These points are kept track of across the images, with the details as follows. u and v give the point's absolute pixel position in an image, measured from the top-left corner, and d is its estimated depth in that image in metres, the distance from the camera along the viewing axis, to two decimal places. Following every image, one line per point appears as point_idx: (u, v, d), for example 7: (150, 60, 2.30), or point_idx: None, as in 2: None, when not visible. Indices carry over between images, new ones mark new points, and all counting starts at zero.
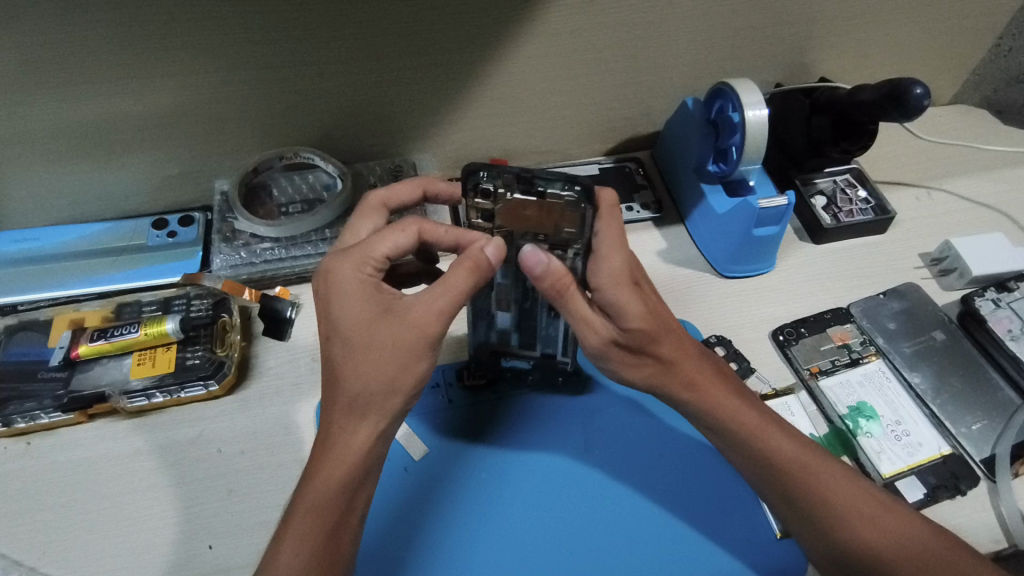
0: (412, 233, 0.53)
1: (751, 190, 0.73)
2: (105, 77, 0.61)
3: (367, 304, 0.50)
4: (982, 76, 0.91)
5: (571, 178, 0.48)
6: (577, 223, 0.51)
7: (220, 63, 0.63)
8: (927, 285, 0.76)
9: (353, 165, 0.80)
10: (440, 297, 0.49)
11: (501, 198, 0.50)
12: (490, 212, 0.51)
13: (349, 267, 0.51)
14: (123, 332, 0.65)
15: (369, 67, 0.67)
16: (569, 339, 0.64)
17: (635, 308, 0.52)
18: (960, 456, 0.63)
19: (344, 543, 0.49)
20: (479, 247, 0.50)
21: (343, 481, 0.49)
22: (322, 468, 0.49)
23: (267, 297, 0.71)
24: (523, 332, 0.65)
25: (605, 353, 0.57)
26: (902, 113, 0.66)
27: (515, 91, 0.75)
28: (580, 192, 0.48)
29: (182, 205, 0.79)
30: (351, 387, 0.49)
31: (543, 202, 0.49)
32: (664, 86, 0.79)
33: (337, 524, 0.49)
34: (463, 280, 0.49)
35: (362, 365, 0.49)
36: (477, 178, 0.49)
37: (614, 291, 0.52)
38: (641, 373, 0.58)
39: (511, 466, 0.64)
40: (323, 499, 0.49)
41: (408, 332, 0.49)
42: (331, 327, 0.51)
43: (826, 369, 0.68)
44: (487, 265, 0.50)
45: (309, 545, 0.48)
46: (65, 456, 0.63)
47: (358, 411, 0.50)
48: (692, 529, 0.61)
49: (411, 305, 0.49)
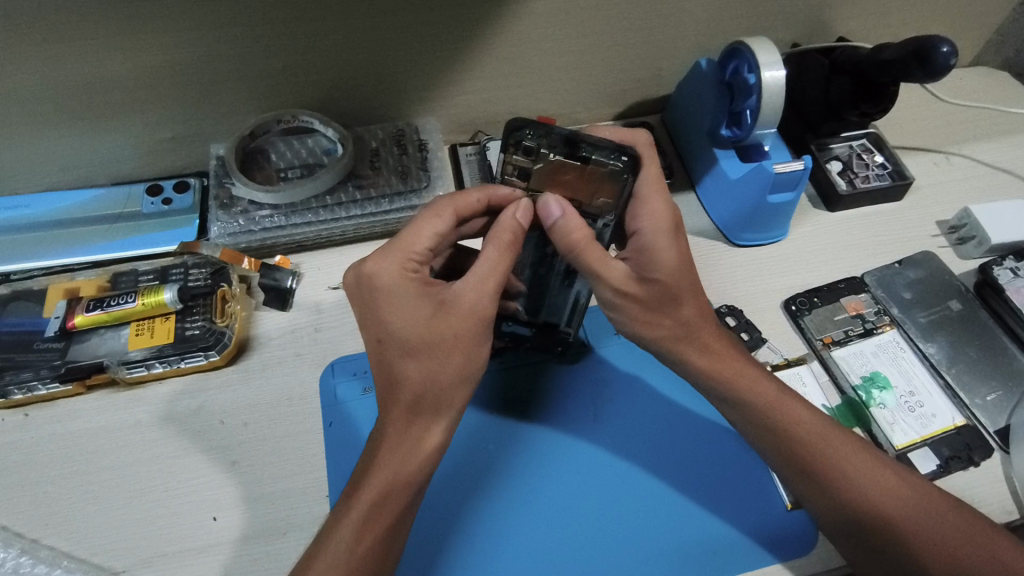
0: (448, 216, 0.52)
1: (765, 155, 0.71)
2: (88, 34, 0.58)
3: (420, 301, 0.50)
4: (1007, 36, 0.87)
5: (620, 148, 0.51)
6: (614, 194, 0.54)
7: (213, 19, 0.59)
8: (944, 253, 0.74)
9: (354, 129, 0.77)
10: (489, 277, 0.50)
11: (543, 157, 0.51)
12: (527, 170, 0.53)
13: (394, 266, 0.50)
14: (119, 301, 0.63)
15: (372, 23, 0.64)
16: (577, 309, 0.66)
17: (669, 258, 0.53)
18: (974, 427, 0.62)
19: (403, 533, 0.49)
20: (511, 214, 0.51)
21: (412, 476, 0.49)
22: (382, 462, 0.49)
23: (268, 267, 0.69)
24: (533, 297, 0.65)
25: (619, 304, 0.55)
26: (927, 73, 0.63)
27: (523, 51, 0.71)
28: (625, 163, 0.51)
29: (177, 169, 0.76)
30: (418, 384, 0.49)
31: (586, 168, 0.52)
32: (677, 46, 0.76)
33: (399, 517, 0.48)
34: (505, 257, 0.50)
35: (427, 364, 0.49)
36: (521, 134, 0.50)
37: (653, 237, 0.53)
38: (656, 329, 0.56)
39: (519, 438, 0.63)
40: (395, 488, 0.48)
41: (466, 321, 0.49)
42: (382, 332, 0.50)
43: (840, 340, 0.67)
44: (521, 232, 0.51)
45: (372, 535, 0.47)
46: (63, 428, 0.62)
47: (425, 408, 0.50)
48: (703, 503, 0.60)
49: (461, 293, 0.50)
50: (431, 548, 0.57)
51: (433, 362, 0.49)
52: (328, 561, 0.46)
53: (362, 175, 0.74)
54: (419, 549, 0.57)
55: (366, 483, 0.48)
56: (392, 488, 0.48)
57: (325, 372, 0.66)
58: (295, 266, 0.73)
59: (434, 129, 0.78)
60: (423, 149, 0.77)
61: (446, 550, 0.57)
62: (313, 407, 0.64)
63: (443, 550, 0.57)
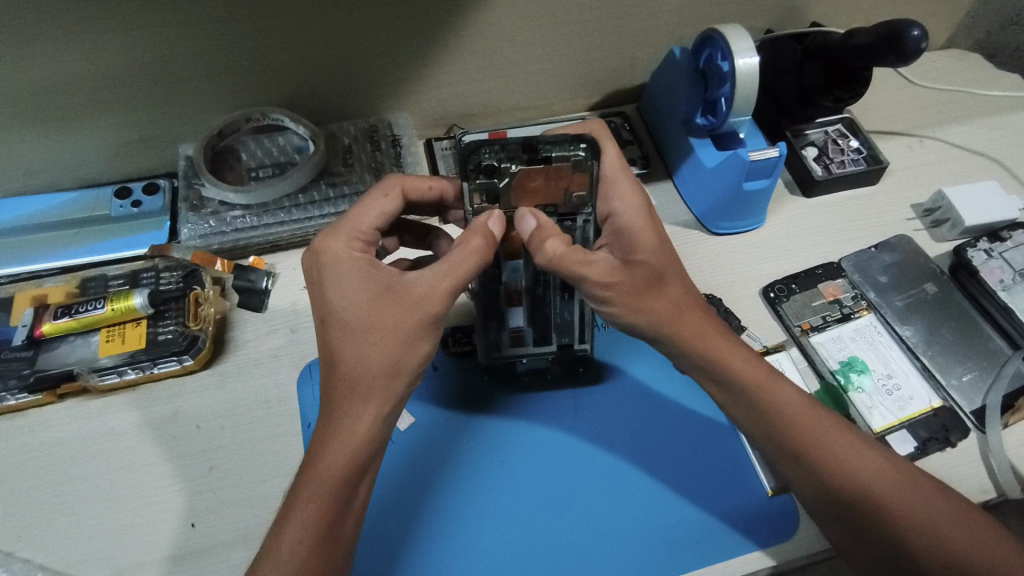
0: (396, 196, 0.55)
1: (740, 143, 0.71)
2: (47, 34, 0.56)
3: (366, 283, 0.49)
4: (977, 19, 0.87)
5: (575, 137, 0.49)
6: (586, 186, 0.52)
7: (176, 15, 0.58)
8: (919, 236, 0.75)
9: (327, 125, 0.76)
10: (444, 277, 0.49)
11: (506, 172, 0.50)
12: (494, 191, 0.52)
13: (341, 242, 0.51)
14: (88, 308, 0.62)
15: (341, 17, 0.63)
16: (586, 321, 0.63)
17: (647, 238, 0.53)
18: (950, 408, 0.63)
19: (346, 528, 0.47)
20: (482, 222, 0.50)
21: (346, 468, 0.47)
22: (329, 452, 0.47)
23: (241, 267, 0.68)
24: (539, 325, 0.62)
25: (609, 297, 0.54)
26: (899, 58, 0.64)
27: (496, 43, 0.70)
28: (586, 150, 0.50)
29: (146, 171, 0.75)
30: (354, 369, 0.48)
31: (549, 167, 0.50)
32: (650, 35, 0.75)
33: (339, 512, 0.47)
34: (473, 260, 0.49)
35: (363, 346, 0.48)
36: (478, 156, 0.49)
37: (630, 217, 0.53)
38: (650, 315, 0.55)
39: (500, 432, 0.63)
40: (331, 475, 0.47)
41: (411, 313, 0.48)
42: (325, 309, 0.50)
43: (817, 326, 0.67)
44: (492, 238, 0.50)
45: (313, 533, 0.45)
46: (34, 439, 0.61)
47: (359, 393, 0.48)
48: (683, 494, 0.60)
49: (413, 284, 0.49)
50: (409, 544, 0.57)
51: (369, 348, 0.48)
52: (277, 558, 0.45)
53: (335, 172, 0.73)
54: (395, 547, 0.57)
55: (307, 469, 0.47)
56: (325, 476, 0.47)
57: (303, 372, 0.65)
58: (270, 266, 0.72)
59: (408, 124, 0.78)
60: (397, 145, 0.76)
61: (422, 545, 0.57)
62: (290, 410, 0.63)
63: (421, 545, 0.57)
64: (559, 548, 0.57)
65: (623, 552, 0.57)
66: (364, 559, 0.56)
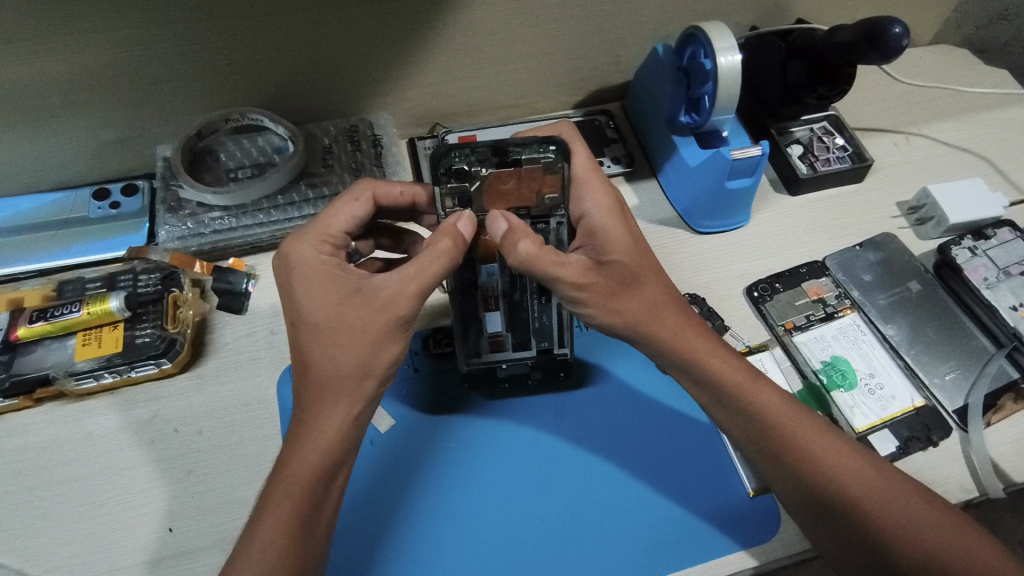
0: (366, 200, 0.54)
1: (724, 141, 0.71)
2: (17, 35, 0.55)
3: (334, 287, 0.49)
4: (964, 14, 0.87)
5: (545, 139, 0.48)
6: (558, 188, 0.51)
7: (149, 16, 0.57)
8: (903, 234, 0.74)
9: (306, 125, 0.76)
10: (411, 279, 0.48)
11: (476, 175, 0.50)
12: (465, 195, 0.51)
13: (309, 246, 0.50)
14: (64, 311, 0.61)
15: (317, 17, 0.62)
16: (564, 325, 0.62)
17: (620, 236, 0.54)
18: (933, 407, 0.62)
19: (318, 531, 0.47)
20: (451, 223, 0.49)
21: (318, 469, 0.47)
22: (301, 454, 0.47)
23: (219, 269, 0.68)
24: (518, 330, 0.62)
25: (584, 298, 0.53)
26: (881, 55, 0.63)
27: (476, 42, 0.70)
28: (556, 151, 0.49)
29: (125, 172, 0.74)
30: (322, 371, 0.48)
31: (520, 170, 0.49)
32: (633, 32, 0.75)
33: (310, 514, 0.46)
34: (440, 264, 0.48)
35: (332, 349, 0.48)
36: (449, 159, 0.49)
37: (602, 216, 0.54)
38: (627, 315, 0.55)
39: (480, 433, 0.63)
40: (303, 475, 0.46)
41: (378, 316, 0.48)
42: (294, 313, 0.50)
43: (801, 325, 0.67)
44: (462, 241, 0.49)
45: (284, 536, 0.45)
46: (11, 443, 0.60)
47: (329, 394, 0.48)
48: (664, 495, 0.59)
49: (380, 287, 0.48)
50: (387, 546, 0.57)
51: (337, 350, 0.48)
52: (247, 561, 0.44)
53: (314, 173, 0.73)
54: (372, 549, 0.56)
55: (278, 470, 0.47)
56: (297, 478, 0.46)
57: (282, 374, 0.64)
58: (250, 268, 0.71)
59: (390, 124, 0.77)
60: (378, 145, 0.75)
61: (401, 547, 0.57)
62: (269, 413, 0.63)
63: (399, 548, 0.57)
64: (540, 551, 0.57)
65: (603, 552, 0.57)
66: (342, 562, 0.55)
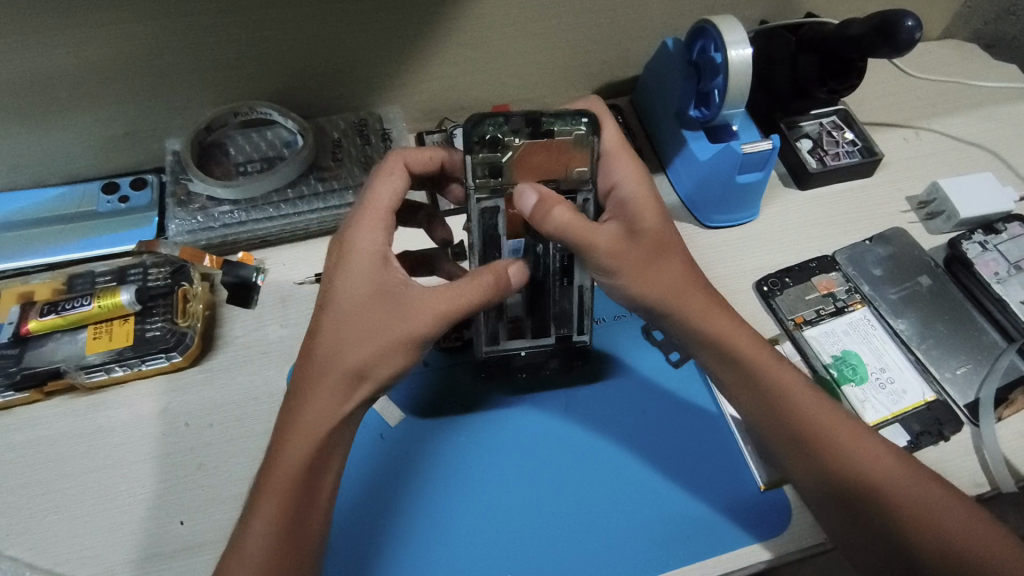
0: (403, 171, 0.54)
1: (734, 135, 0.71)
2: (27, 28, 0.55)
3: (375, 279, 0.49)
4: (973, 9, 0.86)
5: (579, 111, 0.51)
6: (588, 162, 0.52)
7: (159, 8, 0.57)
8: (914, 229, 0.74)
9: (314, 119, 0.75)
10: (446, 299, 0.48)
11: (509, 145, 0.51)
12: (496, 167, 0.51)
13: (368, 226, 0.50)
14: (74, 305, 0.61)
15: (327, 11, 0.62)
16: (584, 311, 0.62)
17: (650, 206, 0.54)
18: (944, 401, 0.62)
19: (313, 521, 0.47)
20: (503, 266, 0.51)
21: (309, 459, 0.47)
22: (297, 442, 0.47)
23: (230, 263, 0.67)
24: (537, 315, 0.62)
25: (616, 267, 0.53)
26: (892, 48, 0.63)
27: (486, 36, 0.70)
28: (587, 124, 0.51)
29: (134, 166, 0.74)
30: (330, 361, 0.48)
31: (552, 141, 0.51)
32: (642, 26, 0.74)
33: (303, 505, 0.46)
34: (477, 293, 0.49)
35: (348, 341, 0.48)
36: (482, 128, 0.50)
37: (632, 188, 0.54)
38: (659, 286, 0.54)
39: (490, 428, 0.62)
40: (293, 467, 0.46)
41: (402, 324, 0.48)
42: (328, 296, 0.49)
43: (810, 319, 0.67)
44: (508, 285, 0.51)
45: (274, 528, 0.45)
46: (21, 436, 0.60)
47: (335, 387, 0.48)
48: (674, 488, 0.59)
49: (415, 300, 0.49)
50: (397, 540, 0.56)
51: (353, 346, 0.48)
52: (242, 555, 0.44)
53: (323, 166, 0.73)
54: (383, 543, 0.56)
55: (273, 457, 0.47)
56: (290, 469, 0.46)
57: (291, 369, 0.64)
58: (259, 262, 0.71)
59: (398, 118, 0.77)
60: (387, 139, 0.75)
61: (411, 541, 0.57)
62: (279, 407, 0.63)
63: (409, 543, 0.56)
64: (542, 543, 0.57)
65: (600, 546, 0.57)
66: (352, 556, 0.55)
